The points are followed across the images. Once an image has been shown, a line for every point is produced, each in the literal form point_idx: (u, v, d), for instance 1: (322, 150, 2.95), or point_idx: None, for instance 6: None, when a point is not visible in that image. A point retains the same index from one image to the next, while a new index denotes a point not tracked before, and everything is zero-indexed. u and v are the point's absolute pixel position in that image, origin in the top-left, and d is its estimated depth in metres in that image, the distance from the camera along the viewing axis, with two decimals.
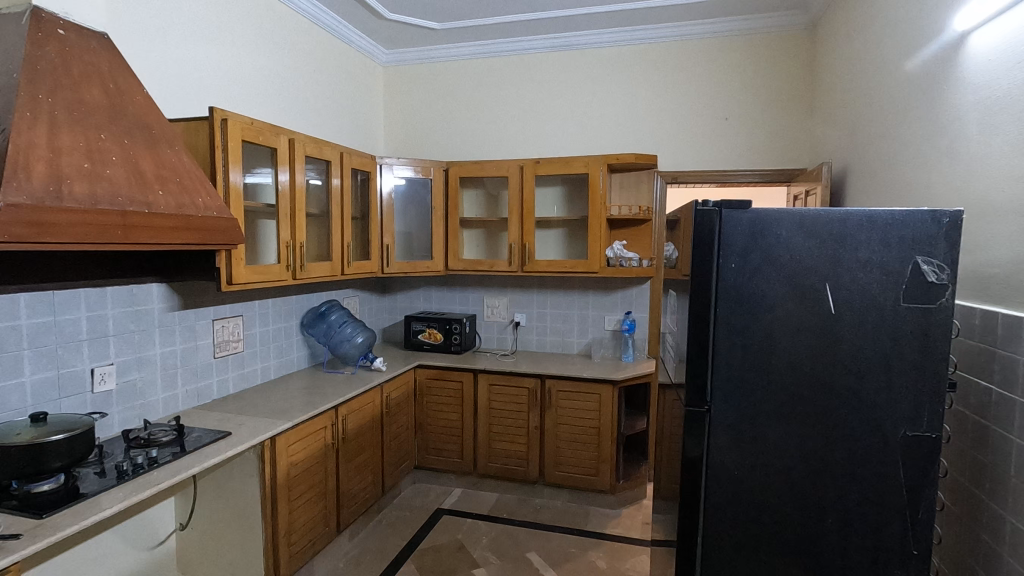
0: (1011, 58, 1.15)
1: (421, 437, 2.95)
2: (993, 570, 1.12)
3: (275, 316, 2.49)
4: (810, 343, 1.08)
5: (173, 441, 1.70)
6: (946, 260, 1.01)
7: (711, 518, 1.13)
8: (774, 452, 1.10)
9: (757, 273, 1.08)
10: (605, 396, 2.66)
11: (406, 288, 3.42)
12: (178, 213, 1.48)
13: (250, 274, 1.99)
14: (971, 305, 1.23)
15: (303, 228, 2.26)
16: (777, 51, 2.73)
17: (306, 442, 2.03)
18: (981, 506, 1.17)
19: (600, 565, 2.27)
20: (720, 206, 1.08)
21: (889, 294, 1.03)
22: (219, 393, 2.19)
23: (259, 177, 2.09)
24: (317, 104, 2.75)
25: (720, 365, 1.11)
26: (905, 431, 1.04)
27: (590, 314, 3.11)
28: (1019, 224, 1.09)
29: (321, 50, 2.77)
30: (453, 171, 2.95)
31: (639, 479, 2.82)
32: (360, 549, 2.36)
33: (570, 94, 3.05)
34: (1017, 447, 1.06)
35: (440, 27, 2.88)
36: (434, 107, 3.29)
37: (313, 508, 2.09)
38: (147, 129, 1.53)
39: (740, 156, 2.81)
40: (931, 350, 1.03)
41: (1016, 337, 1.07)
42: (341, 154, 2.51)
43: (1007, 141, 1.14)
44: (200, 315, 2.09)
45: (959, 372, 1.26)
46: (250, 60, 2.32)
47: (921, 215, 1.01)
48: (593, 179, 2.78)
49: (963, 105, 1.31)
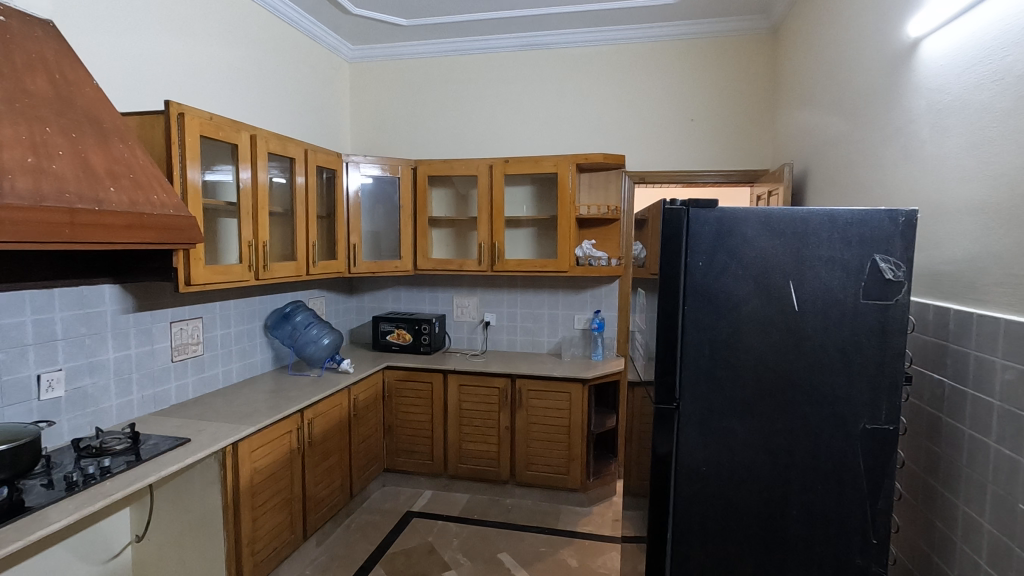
0: (961, 63, 1.19)
1: (390, 440, 2.91)
2: (947, 556, 1.16)
3: (237, 317, 2.41)
4: (774, 340, 1.10)
5: (127, 449, 1.62)
6: (902, 258, 1.04)
7: (680, 514, 1.14)
8: (741, 447, 1.12)
9: (723, 272, 1.10)
10: (575, 395, 2.67)
11: (374, 288, 3.36)
12: (131, 210, 1.42)
13: (211, 274, 1.92)
14: (926, 301, 1.28)
15: (266, 227, 2.19)
16: (739, 54, 2.79)
17: (270, 447, 1.97)
18: (935, 496, 1.21)
19: (572, 563, 2.28)
20: (687, 205, 1.09)
21: (850, 291, 1.06)
22: (177, 399, 2.11)
23: (219, 174, 2.02)
24: (280, 99, 2.67)
25: (688, 362, 1.12)
26: (865, 424, 1.07)
27: (559, 314, 3.13)
28: (968, 224, 1.14)
29: (284, 44, 2.70)
30: (422, 169, 2.91)
31: (609, 476, 2.84)
32: (328, 555, 2.31)
33: (539, 94, 3.05)
34: (969, 437, 1.11)
35: (407, 23, 2.84)
36: (402, 105, 3.24)
37: (278, 514, 2.03)
38: (97, 121, 1.46)
39: (705, 158, 2.86)
40: (889, 344, 1.06)
41: (967, 331, 1.12)
42: (306, 152, 2.45)
43: (958, 143, 1.18)
44: (157, 317, 2.01)
45: (914, 366, 1.31)
46: (209, 53, 2.25)
47: (879, 214, 1.04)
48: (563, 178, 2.78)
49: (917, 109, 1.36)
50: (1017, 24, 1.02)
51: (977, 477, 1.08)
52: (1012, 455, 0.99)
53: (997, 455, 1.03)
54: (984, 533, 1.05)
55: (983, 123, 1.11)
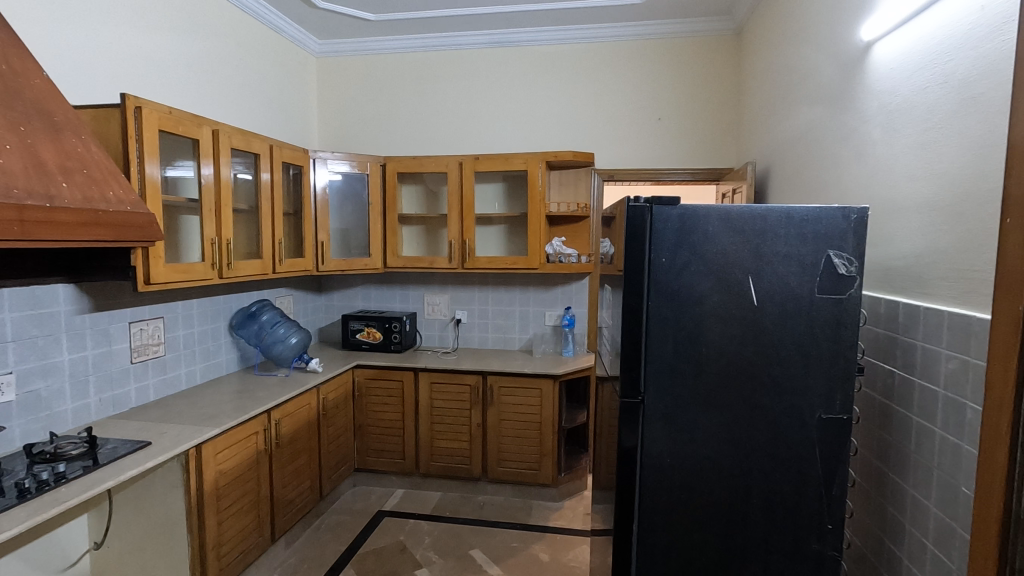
0: (910, 66, 1.24)
1: (360, 439, 2.88)
2: (898, 539, 1.21)
3: (201, 317, 2.35)
4: (735, 334, 1.13)
5: (84, 454, 1.56)
6: (855, 254, 1.08)
7: (645, 504, 1.17)
8: (704, 439, 1.15)
9: (686, 268, 1.12)
10: (546, 390, 2.69)
11: (344, 286, 3.32)
12: (85, 206, 1.37)
13: (171, 273, 1.87)
14: (877, 295, 1.33)
15: (230, 224, 2.14)
16: (704, 55, 2.85)
17: (236, 449, 1.93)
18: (887, 481, 1.26)
19: (543, 558, 2.30)
20: (651, 202, 1.11)
21: (806, 286, 1.10)
22: (138, 401, 2.05)
23: (180, 170, 1.97)
24: (243, 93, 2.61)
25: (653, 356, 1.15)
26: (821, 414, 1.11)
27: (530, 310, 3.14)
28: (918, 221, 1.18)
29: (248, 37, 2.64)
30: (391, 166, 2.89)
31: (581, 471, 2.87)
32: (297, 557, 2.28)
33: (509, 93, 3.06)
34: (917, 425, 1.16)
35: (375, 18, 2.81)
36: (370, 101, 3.20)
37: (245, 517, 2.00)
38: (47, 114, 1.40)
39: (673, 157, 2.91)
40: (842, 337, 1.10)
41: (915, 323, 1.17)
42: (271, 147, 2.40)
43: (908, 143, 1.23)
44: (114, 318, 1.94)
45: (867, 358, 1.36)
46: (168, 46, 2.18)
47: (833, 211, 1.08)
48: (533, 175, 2.78)
49: (869, 109, 1.42)
50: (961, 33, 1.07)
51: (924, 462, 1.13)
52: (956, 441, 1.04)
53: (942, 441, 1.08)
54: (931, 515, 1.10)
55: (929, 125, 1.16)
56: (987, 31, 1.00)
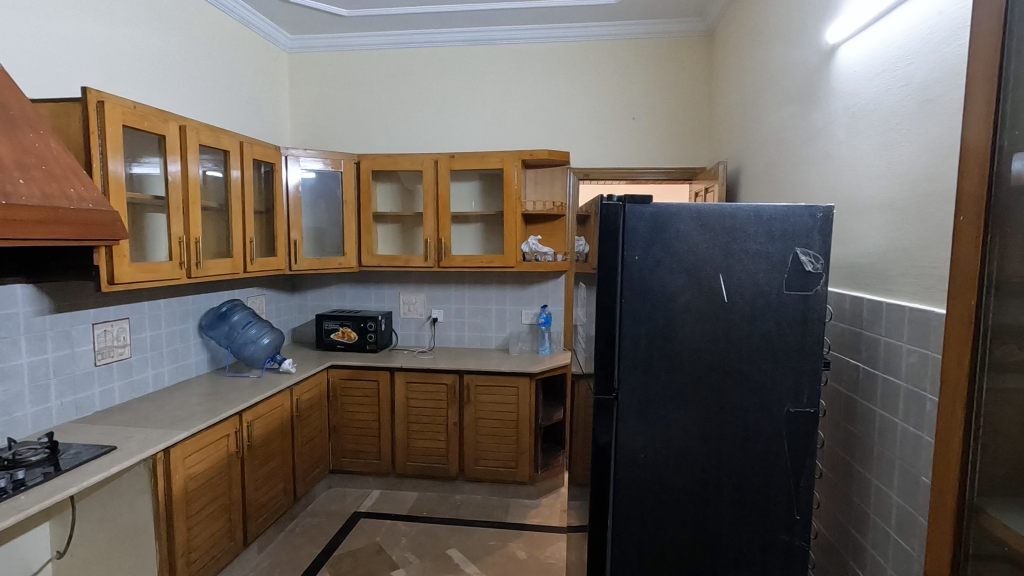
0: (874, 69, 1.27)
1: (335, 440, 2.85)
2: (863, 529, 1.25)
3: (169, 318, 2.29)
4: (706, 330, 1.15)
5: (44, 461, 1.51)
6: (821, 252, 1.11)
7: (620, 499, 1.18)
8: (677, 433, 1.17)
9: (658, 266, 1.14)
10: (522, 388, 2.69)
11: (318, 286, 3.28)
12: (45, 204, 1.32)
13: (137, 273, 1.82)
14: (843, 292, 1.37)
15: (199, 222, 2.09)
16: (677, 55, 2.88)
17: (206, 452, 1.89)
18: (852, 473, 1.30)
19: (520, 555, 2.31)
20: (623, 201, 1.12)
21: (775, 282, 1.12)
22: (102, 405, 1.98)
23: (145, 167, 1.92)
24: (212, 89, 2.55)
25: (627, 352, 1.16)
26: (790, 408, 1.14)
27: (507, 309, 3.15)
28: (881, 220, 1.22)
29: (217, 30, 2.58)
30: (365, 164, 2.86)
31: (558, 468, 2.89)
32: (271, 561, 2.24)
33: (485, 91, 3.05)
34: (880, 417, 1.19)
35: (348, 14, 2.77)
36: (343, 97, 3.16)
37: (216, 521, 1.95)
38: (3, 108, 1.34)
39: (647, 157, 2.94)
40: (809, 332, 1.13)
41: (878, 318, 1.21)
42: (241, 143, 2.35)
43: (870, 144, 1.27)
44: (77, 319, 1.88)
45: (833, 352, 1.40)
46: (132, 38, 2.11)
47: (800, 210, 1.11)
48: (508, 174, 2.78)
49: (835, 111, 1.45)
50: (920, 38, 1.11)
51: (887, 453, 1.17)
52: (916, 432, 1.07)
53: (903, 433, 1.12)
54: (893, 505, 1.14)
55: (891, 126, 1.19)
56: (945, 36, 1.03)
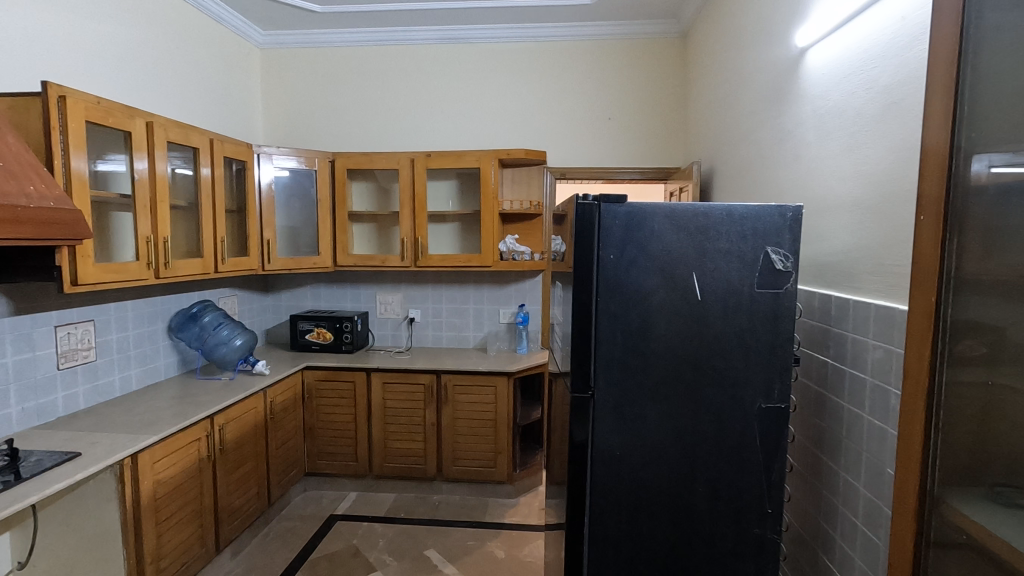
0: (840, 73, 1.30)
1: (311, 442, 2.81)
2: (832, 521, 1.28)
3: (136, 320, 2.23)
4: (680, 328, 1.16)
5: (4, 469, 1.45)
6: (790, 251, 1.13)
7: (597, 497, 1.19)
8: (652, 430, 1.18)
9: (633, 265, 1.15)
10: (500, 388, 2.69)
11: (292, 286, 3.23)
12: (4, 201, 1.28)
13: (102, 273, 1.76)
14: (812, 290, 1.40)
15: (167, 221, 2.03)
16: (652, 56, 2.91)
17: (175, 457, 1.84)
18: (822, 466, 1.33)
19: (499, 554, 2.31)
20: (599, 200, 1.13)
21: (746, 281, 1.15)
22: (66, 410, 1.92)
23: (110, 164, 1.86)
24: (181, 85, 2.49)
25: (603, 350, 1.17)
26: (761, 404, 1.16)
27: (484, 308, 3.14)
28: (849, 219, 1.25)
29: (185, 25, 2.51)
30: (340, 162, 2.83)
31: (536, 467, 2.89)
32: (244, 567, 2.19)
33: (461, 89, 3.04)
34: (847, 411, 1.23)
35: (322, 10, 2.73)
36: (317, 95, 3.12)
37: (187, 527, 1.91)
38: None
39: (623, 157, 2.96)
40: (780, 329, 1.15)
41: (845, 315, 1.24)
42: (211, 141, 2.30)
43: (838, 146, 1.30)
44: (38, 322, 1.82)
45: (803, 349, 1.43)
46: (95, 32, 2.05)
47: (770, 210, 1.13)
48: (486, 173, 2.77)
49: (804, 113, 1.48)
50: (884, 44, 1.14)
51: (854, 447, 1.20)
52: (881, 426, 1.11)
53: (869, 426, 1.15)
54: (860, 496, 1.17)
55: (857, 128, 1.23)
56: (908, 41, 1.07)
